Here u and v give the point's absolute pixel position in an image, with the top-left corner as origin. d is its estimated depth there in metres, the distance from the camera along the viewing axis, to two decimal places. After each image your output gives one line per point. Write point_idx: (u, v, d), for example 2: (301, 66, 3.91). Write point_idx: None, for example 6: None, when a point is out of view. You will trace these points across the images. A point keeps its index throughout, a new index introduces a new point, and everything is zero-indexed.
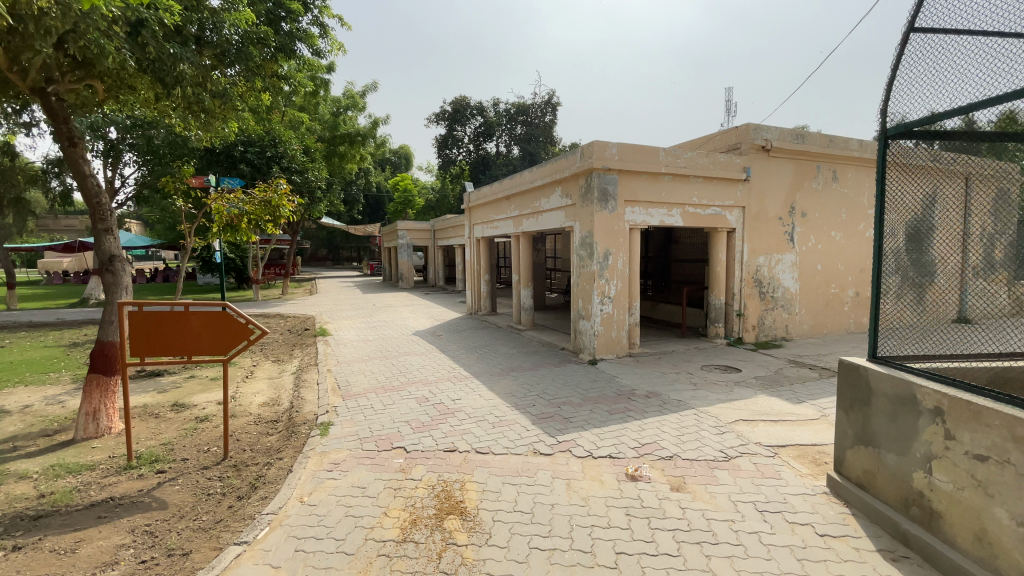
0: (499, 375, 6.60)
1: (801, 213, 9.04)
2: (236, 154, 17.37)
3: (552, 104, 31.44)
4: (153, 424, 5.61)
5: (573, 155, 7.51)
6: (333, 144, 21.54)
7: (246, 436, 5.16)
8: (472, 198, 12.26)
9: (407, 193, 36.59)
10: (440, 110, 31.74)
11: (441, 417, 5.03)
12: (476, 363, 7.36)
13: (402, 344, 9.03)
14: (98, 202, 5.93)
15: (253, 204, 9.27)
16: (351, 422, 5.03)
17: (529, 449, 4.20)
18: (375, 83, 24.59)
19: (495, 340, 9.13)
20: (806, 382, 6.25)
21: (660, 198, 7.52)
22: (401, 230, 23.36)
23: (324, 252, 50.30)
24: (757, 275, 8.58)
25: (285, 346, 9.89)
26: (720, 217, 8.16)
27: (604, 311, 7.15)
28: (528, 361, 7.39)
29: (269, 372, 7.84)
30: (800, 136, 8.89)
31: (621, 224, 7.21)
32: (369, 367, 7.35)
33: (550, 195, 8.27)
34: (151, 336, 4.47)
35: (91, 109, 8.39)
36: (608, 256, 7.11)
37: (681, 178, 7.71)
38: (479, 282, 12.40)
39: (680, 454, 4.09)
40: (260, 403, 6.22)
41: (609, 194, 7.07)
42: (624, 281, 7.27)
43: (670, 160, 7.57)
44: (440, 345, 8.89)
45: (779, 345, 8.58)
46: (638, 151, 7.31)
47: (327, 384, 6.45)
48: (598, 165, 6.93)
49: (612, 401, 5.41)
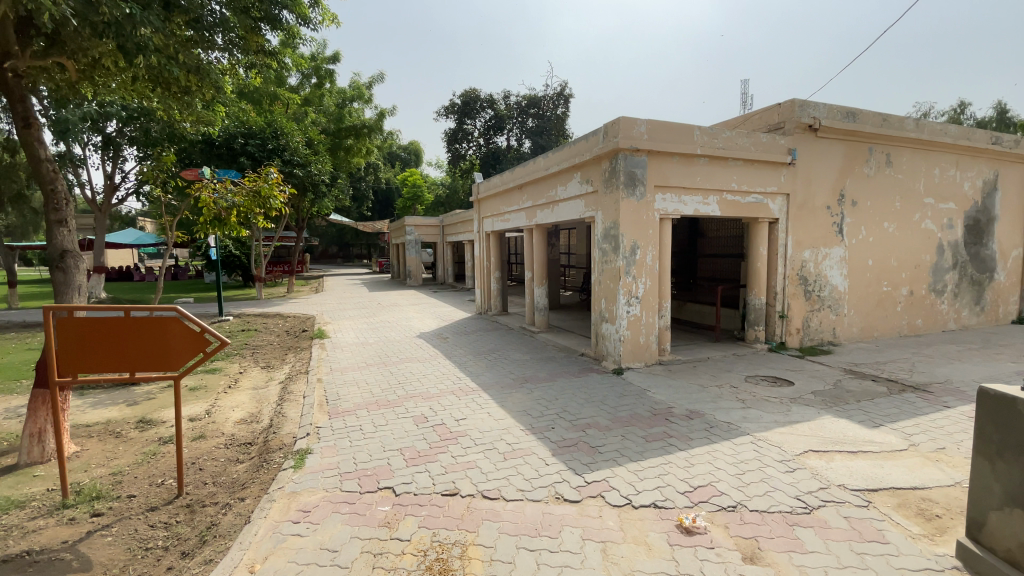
0: (512, 388, 5.71)
1: (850, 201, 8.03)
2: (236, 146, 16.58)
3: (564, 96, 30.47)
4: (111, 446, 4.82)
5: (594, 136, 6.58)
6: (339, 137, 20.55)
7: (211, 465, 4.33)
8: (481, 189, 11.39)
9: (416, 188, 35.82)
10: (449, 103, 30.85)
11: (442, 444, 4.15)
12: (484, 372, 6.49)
13: (404, 349, 8.20)
14: (52, 189, 5.10)
15: (241, 194, 8.43)
16: (333, 449, 4.18)
17: (550, 493, 3.30)
18: (381, 74, 23.85)
19: (507, 344, 8.26)
20: (875, 400, 5.30)
21: (694, 183, 6.57)
22: (409, 226, 22.53)
23: (335, 249, 49.89)
24: (803, 272, 7.60)
25: (278, 351, 9.09)
26: (763, 205, 7.20)
27: (632, 313, 6.22)
28: (544, 370, 6.49)
29: (255, 381, 7.02)
30: (851, 115, 7.89)
31: (650, 214, 6.27)
32: (365, 376, 6.51)
33: (568, 183, 7.36)
34: (85, 349, 3.63)
35: (64, 92, 7.67)
36: (635, 250, 6.18)
37: (718, 161, 6.76)
38: (489, 280, 11.52)
39: (746, 503, 3.18)
40: (237, 419, 5.40)
41: (637, 179, 6.13)
42: (654, 280, 6.33)
43: (706, 140, 6.61)
44: (446, 349, 8.04)
45: (828, 351, 7.60)
46: (670, 129, 6.36)
47: (314, 398, 5.62)
48: (624, 145, 5.98)
49: (647, 424, 4.50)
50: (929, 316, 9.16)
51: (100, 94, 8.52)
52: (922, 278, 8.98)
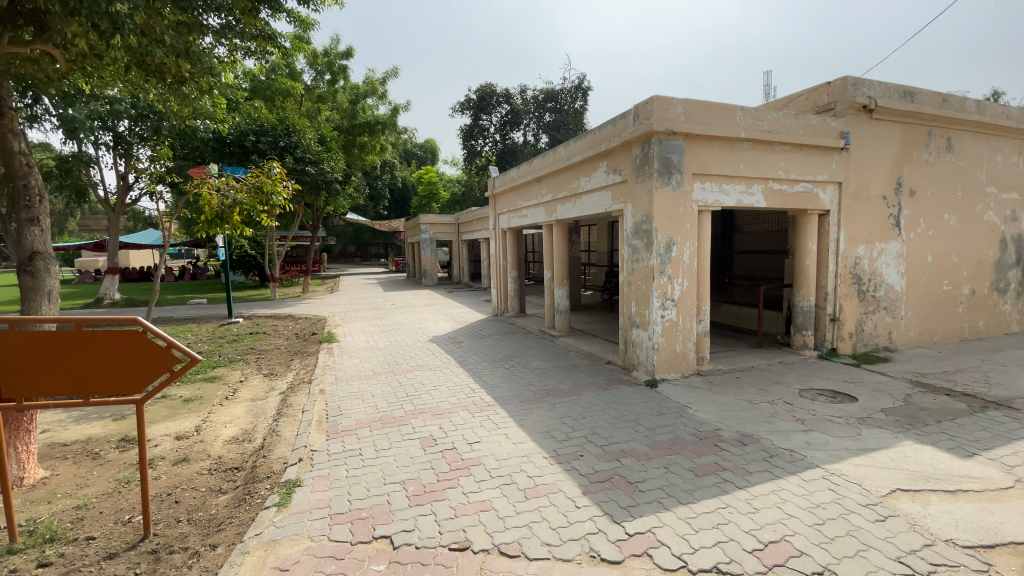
0: (533, 403, 5.07)
1: (909, 191, 7.19)
2: (247, 144, 16.25)
3: (581, 89, 29.69)
4: (85, 473, 4.33)
5: (624, 119, 5.90)
6: (353, 134, 20.59)
7: (189, 496, 3.79)
8: (497, 183, 10.78)
9: (431, 185, 35.37)
10: (464, 98, 30.27)
11: (453, 476, 3.53)
12: (502, 383, 5.87)
13: (414, 355, 7.63)
14: (24, 185, 4.65)
15: (243, 191, 7.97)
16: (326, 481, 3.61)
17: (585, 550, 2.66)
18: (395, 69, 23.44)
19: (526, 349, 7.62)
20: (957, 420, 4.53)
21: (737, 171, 5.86)
22: (424, 224, 22.01)
23: (352, 249, 49.93)
24: (856, 269, 6.83)
25: (284, 356, 8.60)
26: (812, 195, 6.47)
27: (667, 318, 5.53)
28: (568, 381, 5.84)
29: (255, 390, 6.52)
30: (909, 94, 7.06)
31: (688, 206, 5.57)
32: (371, 386, 5.95)
33: (592, 173, 6.67)
34: (35, 370, 3.15)
35: (57, 84, 7.36)
36: (671, 247, 5.49)
37: (763, 146, 6.03)
38: (505, 280, 10.90)
39: (837, 568, 2.49)
40: (227, 438, 4.87)
41: (672, 166, 5.44)
42: (692, 280, 5.64)
43: (749, 123, 5.91)
44: (459, 355, 7.45)
45: (885, 359, 6.79)
46: (710, 110, 5.66)
47: (313, 414, 5.06)
48: (659, 128, 5.30)
49: (693, 452, 3.82)
50: (993, 317, 8.23)
51: (101, 89, 8.23)
52: (985, 276, 8.06)
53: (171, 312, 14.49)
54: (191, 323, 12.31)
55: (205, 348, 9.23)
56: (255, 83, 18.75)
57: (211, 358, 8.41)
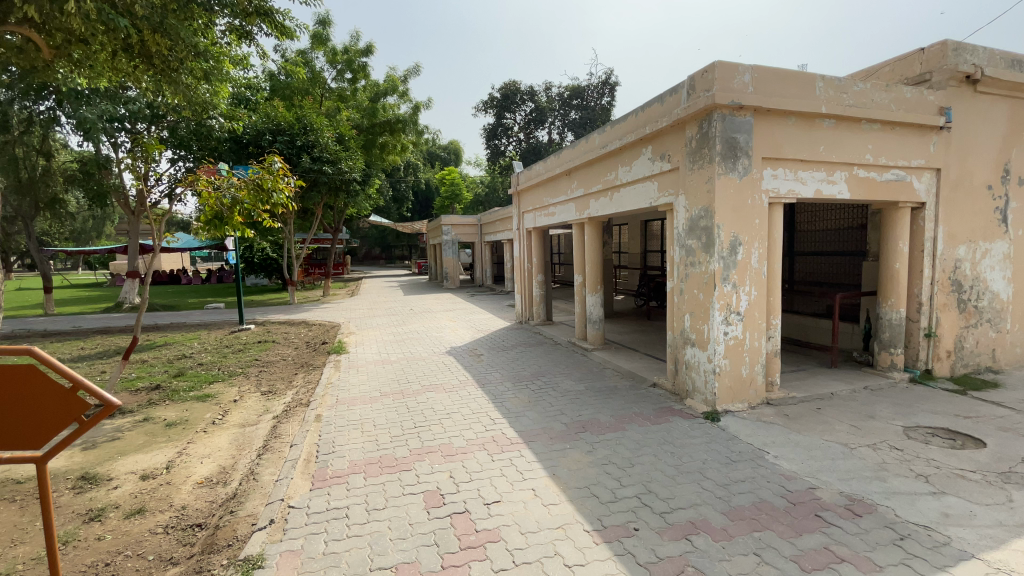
0: (568, 441, 4.11)
1: (1017, 179, 5.97)
2: (264, 143, 15.65)
3: (609, 84, 28.54)
4: (23, 524, 3.57)
5: (677, 93, 4.92)
6: (373, 133, 19.99)
7: (129, 568, 2.94)
8: (521, 179, 9.86)
9: (454, 186, 34.73)
10: (488, 96, 29.44)
11: (464, 560, 2.60)
12: (528, 411, 4.92)
13: (428, 370, 6.75)
14: None
15: (239, 185, 7.16)
16: (297, 559, 2.72)
17: None
18: (416, 66, 22.85)
19: (555, 365, 6.67)
20: None
21: (814, 155, 4.83)
22: (446, 225, 21.24)
23: (377, 251, 49.78)
24: (955, 274, 5.66)
25: (288, 369, 7.83)
26: (903, 184, 5.35)
27: (731, 335, 4.54)
28: (608, 410, 4.87)
29: (247, 412, 5.73)
30: (1019, 63, 5.85)
31: (756, 197, 4.59)
32: (374, 412, 5.08)
33: (633, 161, 5.69)
34: None
35: (49, 77, 6.89)
36: (736, 248, 4.52)
37: (846, 124, 4.97)
38: (531, 285, 9.92)
39: None
40: (199, 479, 4.06)
41: (738, 148, 4.46)
42: (759, 288, 4.65)
43: (830, 96, 4.87)
44: (478, 371, 6.54)
45: (992, 383, 5.60)
46: (782, 80, 4.65)
47: (301, 450, 4.20)
48: (723, 101, 4.32)
49: (790, 530, 2.82)
50: None
51: (99, 82, 7.72)
52: None
53: (185, 318, 13.98)
54: (202, 330, 11.71)
55: (208, 358, 8.56)
56: (273, 82, 18.36)
57: (210, 371, 7.70)
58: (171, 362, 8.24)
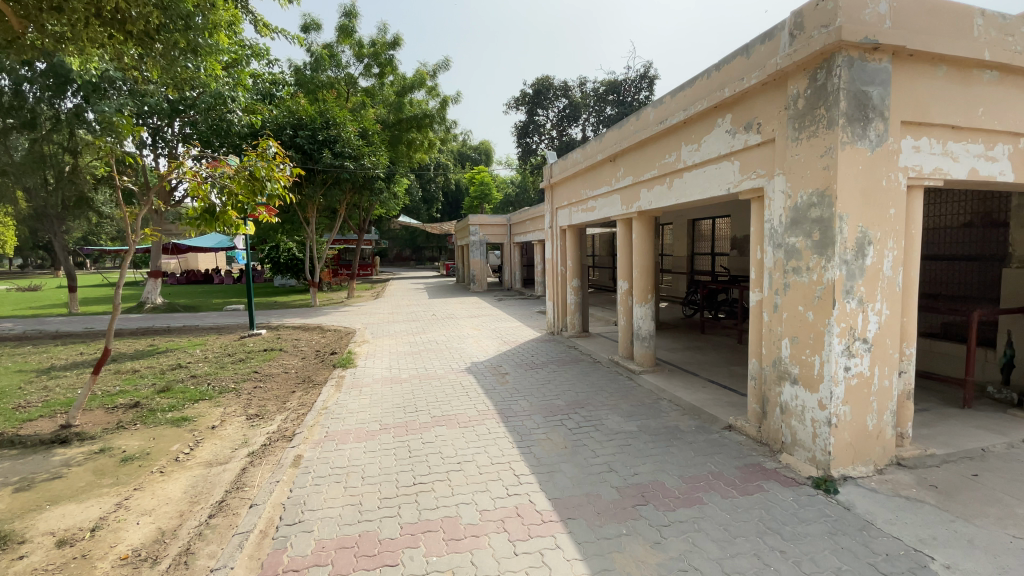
0: (623, 521, 2.91)
1: None
2: (285, 138, 14.91)
3: (647, 78, 27.01)
4: None
5: (775, 39, 3.69)
6: (399, 129, 19.19)
7: None
8: (555, 170, 8.68)
9: (484, 186, 33.76)
10: (520, 93, 28.32)
11: None
12: (565, 462, 3.74)
13: (444, 394, 5.62)
14: None
15: (231, 174, 6.15)
16: None
17: None
18: (445, 60, 21.96)
19: (596, 392, 5.45)
20: None
21: (970, 121, 3.51)
22: (473, 226, 20.17)
23: (408, 252, 49.44)
24: None
25: (286, 385, 6.83)
26: None
27: (850, 370, 3.31)
28: (673, 467, 3.63)
29: (222, 444, 4.71)
30: None
31: (891, 177, 3.34)
32: (368, 456, 3.97)
33: (703, 136, 4.46)
34: None
35: (19, 57, 5.99)
36: (864, 248, 3.28)
37: (1012, 79, 3.61)
38: (565, 291, 8.69)
39: None
40: (123, 553, 3.05)
41: (869, 108, 3.23)
42: (891, 304, 3.41)
43: (992, 39, 3.53)
44: (502, 397, 5.37)
45: None
46: (930, 15, 3.37)
47: (259, 517, 3.13)
48: (853, 36, 3.08)
49: None
50: None
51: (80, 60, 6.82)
52: None
53: (200, 320, 13.28)
54: (211, 334, 10.94)
55: (205, 368, 7.67)
56: (298, 76, 17.77)
57: (201, 385, 6.76)
58: (162, 373, 7.36)
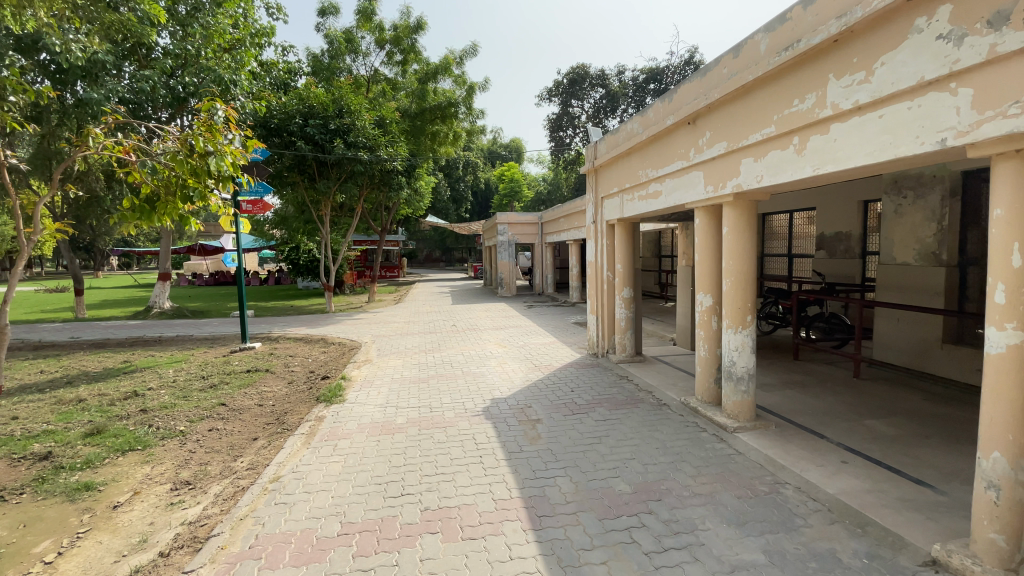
0: None
1: None
2: (293, 128, 13.47)
3: (693, 63, 24.74)
4: None
5: None
6: (422, 120, 17.70)
7: None
8: (602, 151, 6.88)
9: (515, 184, 32.14)
10: (554, 83, 26.48)
11: None
12: None
13: (447, 457, 3.91)
14: None
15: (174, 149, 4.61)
16: None
17: None
18: (473, 47, 20.41)
19: (673, 462, 3.64)
20: None
21: None
22: (502, 224, 18.44)
23: (438, 253, 48.39)
24: None
25: (253, 427, 5.26)
26: None
27: None
28: None
29: (108, 545, 3.12)
30: None
31: None
32: None
33: (880, 56, 2.65)
34: None
35: None
36: None
37: None
38: (613, 302, 6.85)
39: None
40: None
41: None
42: None
43: None
44: (530, 469, 3.63)
45: None
46: None
47: None
48: None
49: None
50: None
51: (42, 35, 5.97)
52: None
53: (198, 328, 12.03)
54: (200, 348, 9.55)
55: (166, 398, 6.22)
56: (315, 64, 16.48)
57: (146, 425, 5.27)
58: (109, 406, 5.89)
